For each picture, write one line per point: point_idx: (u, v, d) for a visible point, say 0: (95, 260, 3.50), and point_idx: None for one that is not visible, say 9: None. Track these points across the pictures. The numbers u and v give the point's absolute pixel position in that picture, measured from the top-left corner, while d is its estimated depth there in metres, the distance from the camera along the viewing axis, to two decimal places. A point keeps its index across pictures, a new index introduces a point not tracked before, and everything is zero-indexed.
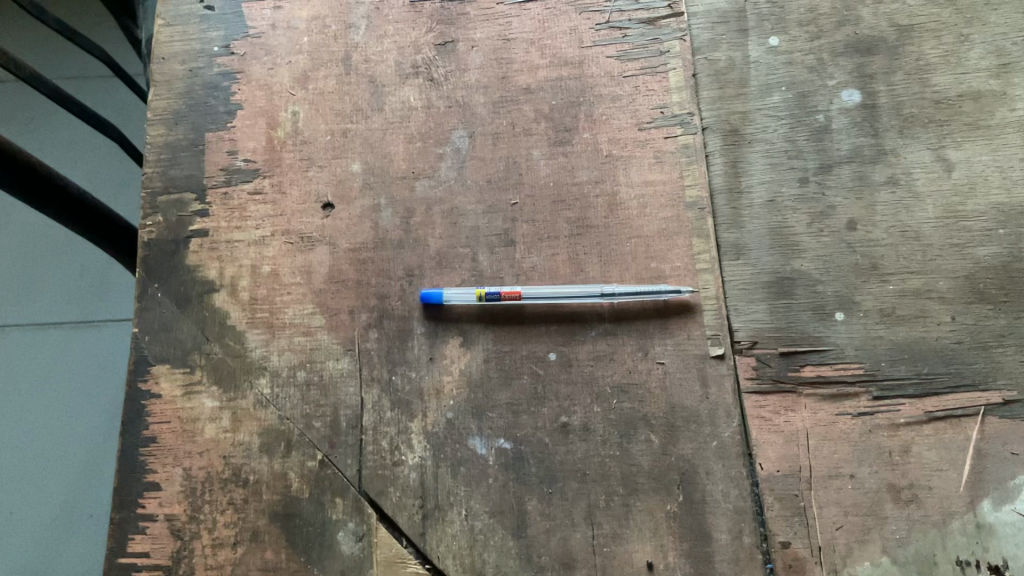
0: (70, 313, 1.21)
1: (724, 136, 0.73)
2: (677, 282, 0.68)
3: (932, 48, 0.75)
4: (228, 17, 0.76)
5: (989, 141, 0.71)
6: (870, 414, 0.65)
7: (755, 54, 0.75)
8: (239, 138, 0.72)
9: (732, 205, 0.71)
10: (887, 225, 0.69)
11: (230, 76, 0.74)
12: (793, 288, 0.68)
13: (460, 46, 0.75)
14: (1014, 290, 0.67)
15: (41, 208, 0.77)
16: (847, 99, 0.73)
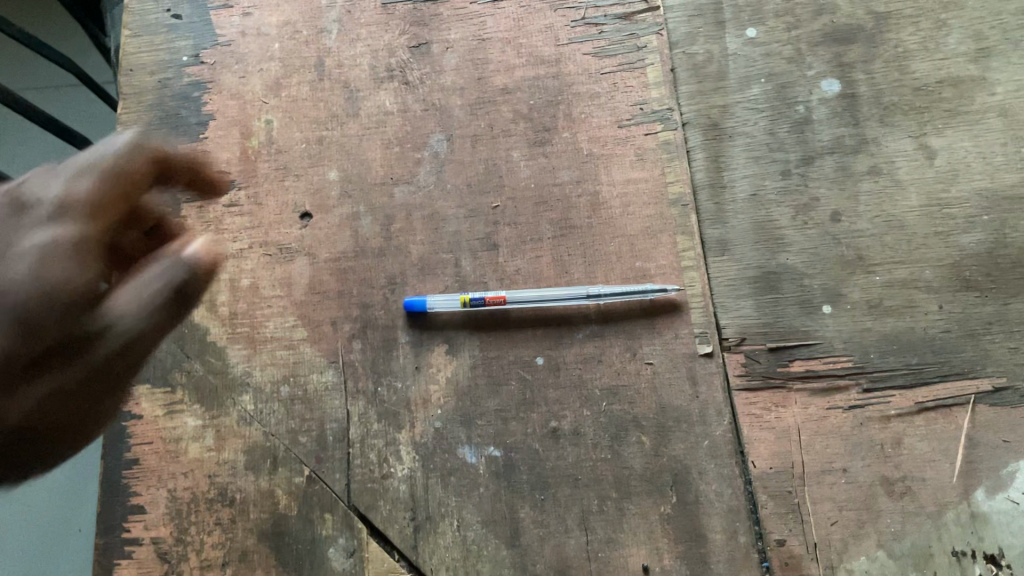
0: None
1: (705, 130, 0.72)
2: (663, 280, 0.68)
3: (910, 34, 0.74)
4: (197, 26, 0.75)
5: (970, 126, 0.71)
6: (861, 407, 0.64)
7: (733, 47, 0.74)
8: (212, 149, 0.71)
9: (715, 201, 0.70)
10: (871, 215, 0.69)
11: (201, 86, 0.73)
12: (779, 283, 0.67)
13: (435, 47, 0.74)
14: (1000, 276, 0.67)
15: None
16: (826, 89, 0.73)
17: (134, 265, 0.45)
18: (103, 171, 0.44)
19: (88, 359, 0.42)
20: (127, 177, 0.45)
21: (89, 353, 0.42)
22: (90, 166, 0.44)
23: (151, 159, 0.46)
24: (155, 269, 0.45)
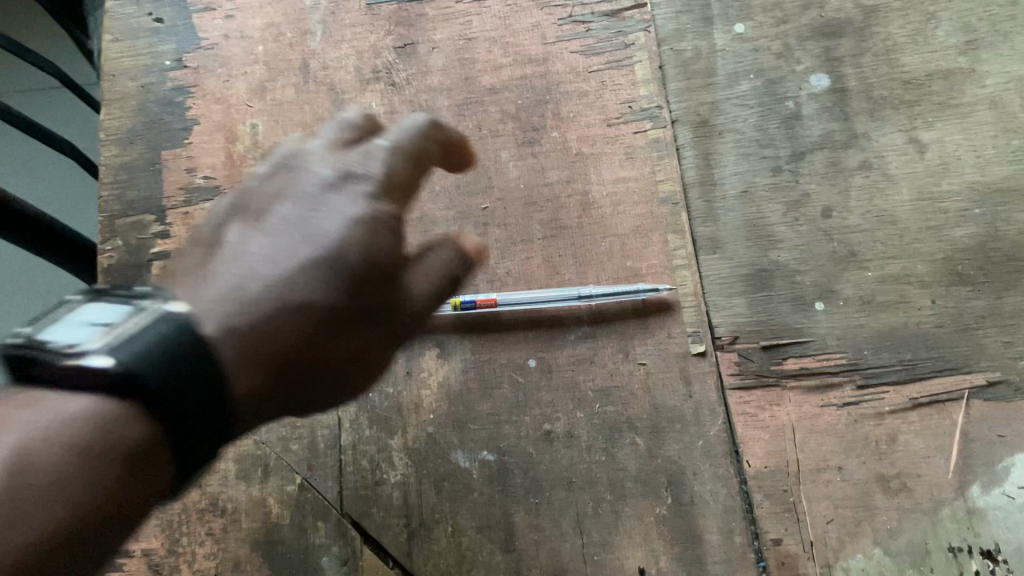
0: None
1: (694, 127, 0.72)
2: (655, 280, 0.67)
3: (899, 27, 0.74)
4: (179, 30, 0.74)
5: (960, 119, 0.71)
6: (855, 404, 0.64)
7: (722, 42, 0.74)
8: (197, 154, 0.70)
9: (705, 198, 0.70)
10: (863, 210, 0.69)
11: (185, 90, 0.72)
12: (771, 280, 0.67)
13: (421, 48, 0.73)
14: (993, 269, 0.66)
15: (15, 241, 0.74)
16: (816, 84, 0.72)
17: (417, 249, 0.50)
18: (401, 134, 0.50)
19: (364, 311, 0.47)
20: (419, 155, 0.50)
21: (378, 307, 0.47)
22: (397, 133, 0.50)
23: (435, 140, 0.52)
24: (433, 254, 0.49)
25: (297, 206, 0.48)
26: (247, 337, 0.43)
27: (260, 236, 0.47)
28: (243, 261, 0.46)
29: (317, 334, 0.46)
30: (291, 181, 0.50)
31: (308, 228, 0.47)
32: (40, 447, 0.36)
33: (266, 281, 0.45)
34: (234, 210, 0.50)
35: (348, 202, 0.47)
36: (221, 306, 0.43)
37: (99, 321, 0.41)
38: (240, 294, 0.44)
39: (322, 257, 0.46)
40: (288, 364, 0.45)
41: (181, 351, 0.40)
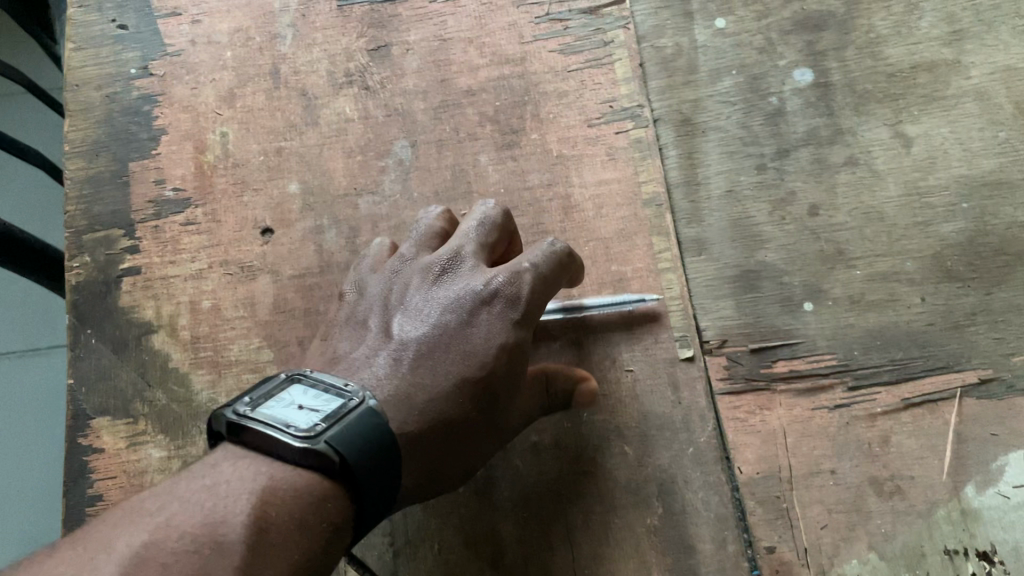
0: (17, 341, 1.20)
1: (677, 126, 0.70)
2: (640, 284, 0.66)
3: (882, 19, 0.73)
4: (144, 36, 0.72)
5: (946, 112, 0.70)
6: (846, 406, 0.62)
7: (702, 38, 0.73)
8: (165, 166, 0.68)
9: (690, 199, 0.68)
10: (850, 207, 0.67)
11: (151, 99, 0.70)
12: (759, 281, 0.66)
13: (395, 50, 0.71)
14: (983, 264, 0.65)
15: None
16: (799, 79, 0.71)
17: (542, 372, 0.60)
18: (542, 259, 0.57)
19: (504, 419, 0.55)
20: (554, 278, 0.58)
21: (509, 414, 0.56)
22: (535, 259, 0.57)
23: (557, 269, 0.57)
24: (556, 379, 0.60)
25: (453, 311, 0.56)
26: (415, 437, 0.51)
27: (412, 333, 0.55)
28: (397, 355, 0.54)
29: (463, 436, 0.53)
30: (445, 285, 0.57)
31: (462, 337, 0.54)
32: (273, 508, 0.43)
33: (418, 371, 0.53)
34: (394, 300, 0.58)
35: (498, 320, 0.55)
36: (394, 404, 0.51)
37: (309, 404, 0.49)
38: (409, 396, 0.52)
39: (474, 369, 0.53)
40: (437, 464, 0.52)
41: (377, 440, 0.47)
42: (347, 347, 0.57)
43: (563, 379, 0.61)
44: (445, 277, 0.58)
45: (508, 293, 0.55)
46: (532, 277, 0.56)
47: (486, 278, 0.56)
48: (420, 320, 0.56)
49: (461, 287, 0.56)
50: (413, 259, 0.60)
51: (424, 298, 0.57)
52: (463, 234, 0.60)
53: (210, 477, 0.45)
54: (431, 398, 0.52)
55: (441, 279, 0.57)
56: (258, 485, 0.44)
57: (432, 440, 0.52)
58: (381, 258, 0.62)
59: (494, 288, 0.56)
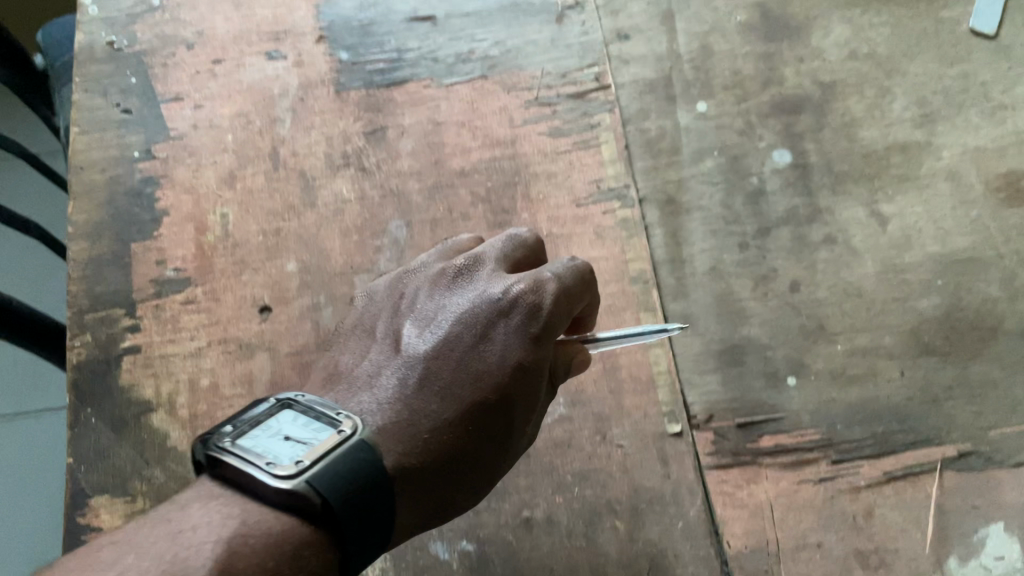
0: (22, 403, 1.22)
1: (662, 205, 0.73)
2: (629, 359, 0.68)
3: (856, 102, 0.76)
4: (147, 120, 0.74)
5: (920, 191, 0.73)
6: (831, 479, 0.64)
7: (685, 121, 0.76)
8: (167, 246, 0.70)
9: (676, 275, 0.70)
10: (829, 284, 0.70)
11: (154, 181, 0.72)
12: (743, 356, 0.68)
13: (390, 132, 0.74)
14: (958, 338, 0.68)
15: None
16: (778, 160, 0.74)
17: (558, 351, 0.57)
18: (567, 271, 0.55)
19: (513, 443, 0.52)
20: (576, 293, 0.56)
21: (521, 437, 0.53)
22: (558, 271, 0.55)
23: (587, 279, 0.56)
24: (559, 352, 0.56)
25: (465, 324, 0.54)
26: (415, 464, 0.49)
27: (423, 345, 0.54)
28: (404, 372, 0.53)
29: (467, 463, 0.51)
30: (460, 293, 0.56)
31: (473, 355, 0.53)
32: (242, 557, 0.41)
33: (426, 392, 0.52)
34: (406, 309, 0.57)
35: (513, 335, 0.53)
36: (389, 433, 0.49)
37: (297, 435, 0.47)
38: (408, 420, 0.50)
39: (485, 391, 0.52)
40: (438, 493, 0.50)
41: (366, 474, 0.45)
42: (353, 359, 0.56)
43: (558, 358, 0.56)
44: (461, 284, 0.57)
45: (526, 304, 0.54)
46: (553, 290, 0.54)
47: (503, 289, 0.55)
48: (428, 329, 0.55)
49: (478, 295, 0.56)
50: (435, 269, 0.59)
51: (436, 306, 0.57)
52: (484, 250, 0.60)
53: (177, 523, 0.43)
54: (430, 423, 0.50)
55: (458, 290, 0.57)
56: (228, 531, 0.42)
57: (430, 470, 0.50)
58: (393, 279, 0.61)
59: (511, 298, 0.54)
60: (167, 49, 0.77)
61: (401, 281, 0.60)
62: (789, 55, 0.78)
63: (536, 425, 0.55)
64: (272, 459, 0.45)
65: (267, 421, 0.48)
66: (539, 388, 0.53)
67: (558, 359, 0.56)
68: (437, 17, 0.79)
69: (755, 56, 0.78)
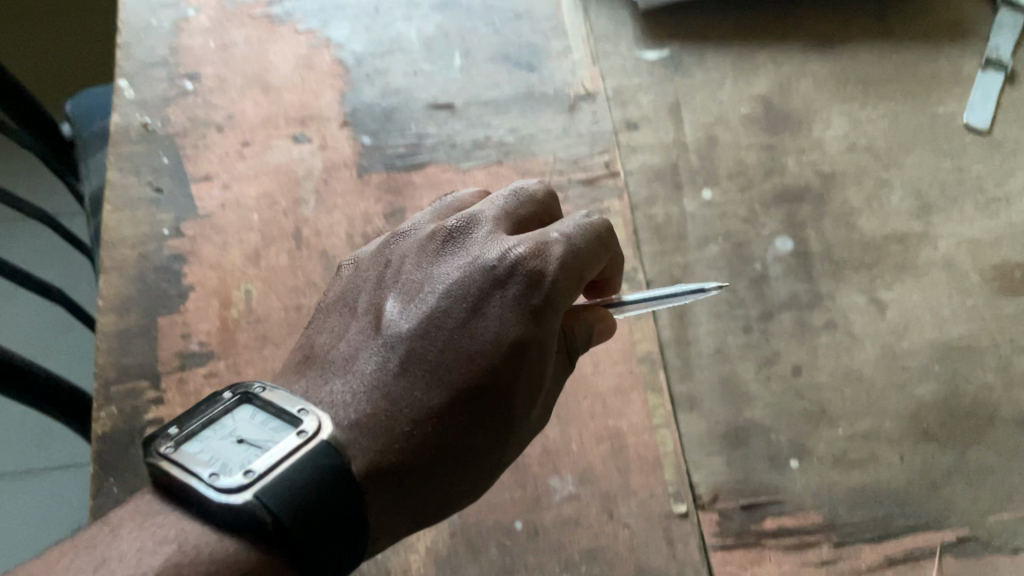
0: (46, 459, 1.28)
1: (669, 289, 0.76)
2: (636, 438, 0.70)
3: (855, 193, 0.79)
4: (177, 199, 0.77)
5: (917, 280, 0.75)
6: (833, 563, 0.65)
7: (691, 208, 0.79)
8: (192, 320, 0.72)
9: (682, 357, 0.73)
10: (830, 368, 0.72)
11: (182, 258, 0.75)
12: (747, 438, 0.70)
13: (409, 214, 0.77)
14: (956, 425, 0.70)
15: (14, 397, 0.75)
16: (781, 247, 0.77)
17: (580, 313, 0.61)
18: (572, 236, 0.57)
19: (515, 426, 0.53)
20: (587, 257, 0.57)
21: (523, 421, 0.54)
22: (565, 232, 0.57)
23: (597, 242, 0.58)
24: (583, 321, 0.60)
25: (453, 299, 0.55)
26: (400, 459, 0.50)
27: (408, 322, 0.54)
28: (386, 358, 0.53)
29: (460, 450, 0.52)
30: (449, 263, 0.56)
31: (461, 334, 0.53)
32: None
33: (411, 380, 0.52)
34: (391, 282, 0.58)
35: (510, 309, 0.53)
36: (364, 432, 0.51)
37: (253, 439, 0.48)
38: (390, 410, 0.52)
39: (477, 372, 0.52)
40: (430, 487, 0.51)
41: (321, 480, 0.46)
42: (332, 340, 0.57)
43: (583, 324, 0.60)
44: (454, 250, 0.57)
45: (522, 276, 0.54)
46: (555, 256, 0.55)
47: (494, 261, 0.55)
48: (412, 304, 0.55)
49: (467, 266, 0.56)
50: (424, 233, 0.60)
51: (424, 276, 0.57)
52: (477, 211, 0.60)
53: (102, 549, 0.45)
54: (414, 411, 0.52)
55: (446, 259, 0.57)
56: (160, 559, 0.44)
57: (416, 462, 0.51)
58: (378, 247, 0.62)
59: (505, 270, 0.55)
60: (198, 132, 0.81)
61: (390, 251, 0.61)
62: (791, 146, 0.82)
63: (549, 394, 0.58)
64: (219, 470, 0.46)
65: (225, 420, 0.50)
66: (544, 363, 0.54)
67: (587, 324, 0.60)
68: (455, 104, 0.83)
69: (758, 147, 0.82)
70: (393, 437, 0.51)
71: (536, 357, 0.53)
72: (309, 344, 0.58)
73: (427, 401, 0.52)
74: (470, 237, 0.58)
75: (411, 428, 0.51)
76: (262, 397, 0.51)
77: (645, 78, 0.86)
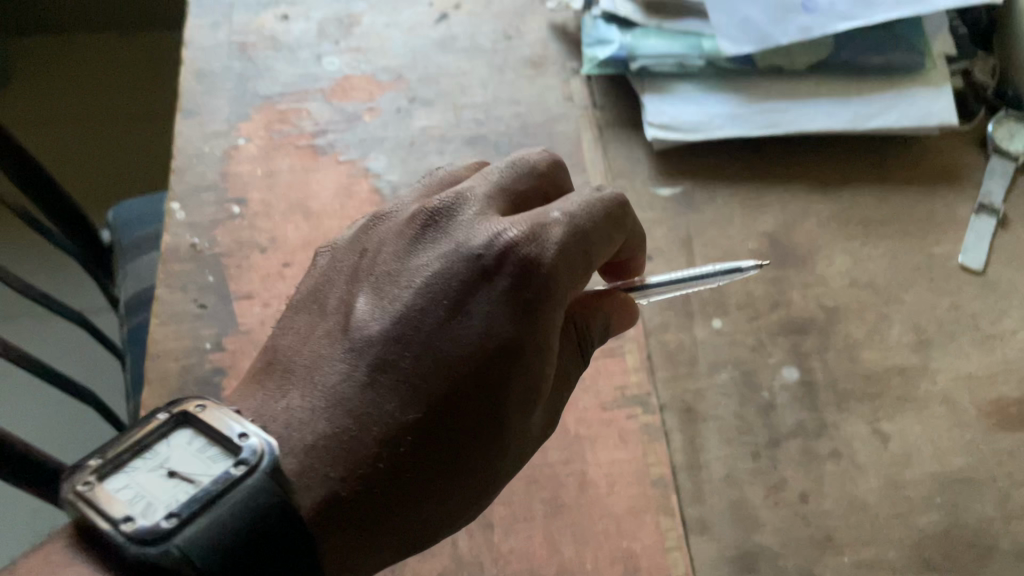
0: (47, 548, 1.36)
1: (680, 413, 0.79)
2: (649, 559, 0.72)
3: (858, 326, 0.84)
4: (221, 314, 0.83)
5: (918, 412, 0.79)
6: None
7: (702, 336, 0.84)
8: None
9: (693, 479, 0.76)
10: (836, 496, 0.75)
11: (222, 371, 0.79)
12: (756, 563, 0.72)
13: None
14: (957, 556, 0.72)
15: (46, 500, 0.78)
16: (787, 376, 0.81)
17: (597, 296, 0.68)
18: (574, 214, 0.62)
19: (505, 420, 0.58)
20: (587, 232, 0.62)
21: (513, 427, 0.59)
22: (564, 211, 0.62)
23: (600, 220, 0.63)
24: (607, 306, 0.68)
25: (430, 295, 0.59)
26: (370, 473, 0.56)
27: (385, 319, 0.59)
28: (358, 363, 0.58)
29: (442, 454, 0.57)
30: (428, 254, 0.61)
31: (441, 332, 0.58)
32: None
33: (386, 389, 0.57)
34: (367, 275, 0.63)
35: (492, 304, 0.58)
36: (328, 453, 0.56)
37: (183, 475, 0.51)
38: (356, 424, 0.57)
39: (457, 370, 0.57)
40: (410, 491, 0.57)
41: (250, 523, 0.49)
42: (306, 336, 0.62)
43: (605, 313, 0.67)
44: (432, 239, 0.62)
45: (514, 262, 0.59)
46: (554, 240, 0.60)
47: (483, 246, 0.60)
48: (385, 300, 0.60)
49: (448, 255, 0.60)
50: (404, 218, 0.65)
51: (400, 266, 0.62)
52: (461, 192, 0.65)
53: None
54: (383, 423, 0.56)
55: (424, 248, 0.62)
56: None
57: (390, 472, 0.56)
58: (356, 236, 0.66)
59: (493, 258, 0.59)
60: (243, 253, 0.87)
61: (368, 236, 0.66)
62: (796, 281, 0.87)
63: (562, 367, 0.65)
64: (140, 510, 0.49)
65: (159, 448, 0.53)
66: (537, 352, 0.58)
67: (607, 309, 0.67)
68: None
69: (766, 280, 0.87)
70: (366, 447, 0.56)
71: (532, 351, 0.58)
72: (273, 348, 0.63)
73: (401, 401, 0.57)
74: (453, 222, 0.63)
75: (383, 433, 0.56)
76: (201, 421, 0.54)
77: (659, 212, 0.92)
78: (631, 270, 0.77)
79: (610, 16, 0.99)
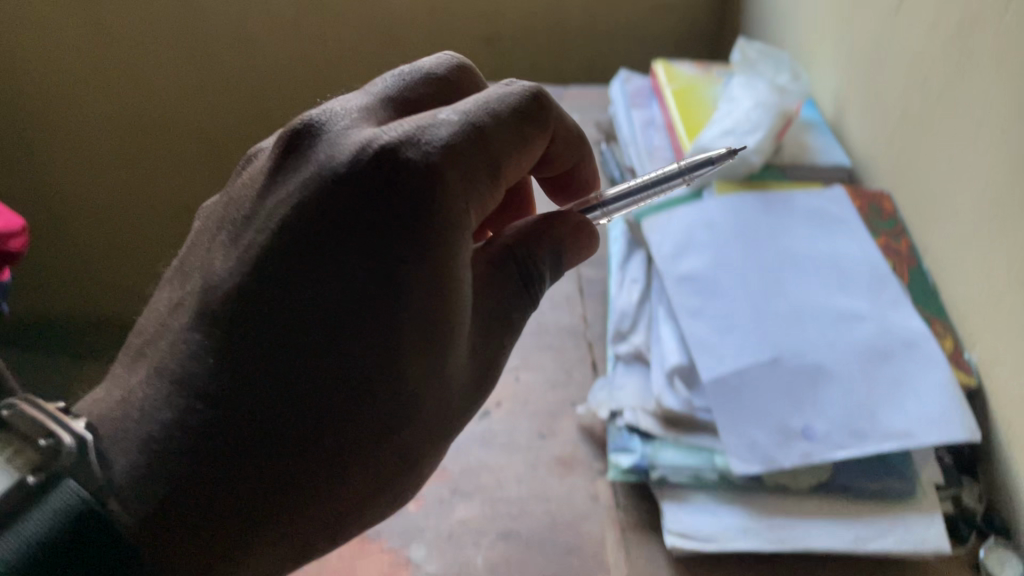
0: None
1: None
2: None
3: None
4: None
5: None
6: None
7: None
8: None
9: None
10: None
11: None
12: None
13: None
14: None
15: None
16: None
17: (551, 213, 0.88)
18: (456, 116, 0.75)
19: (379, 303, 0.71)
20: (484, 131, 0.75)
21: (394, 319, 0.71)
22: (449, 114, 0.75)
23: (491, 116, 0.76)
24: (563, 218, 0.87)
25: (299, 211, 0.72)
26: (227, 410, 0.69)
27: (242, 261, 0.73)
28: (210, 313, 0.73)
29: (308, 359, 0.70)
30: (299, 179, 0.74)
31: (302, 250, 0.71)
32: None
33: (239, 324, 0.71)
34: (238, 220, 0.77)
35: (361, 212, 0.71)
36: (175, 430, 0.70)
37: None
38: (198, 403, 0.70)
39: (320, 280, 0.70)
40: (283, 403, 0.69)
41: (60, 532, 0.57)
42: (190, 280, 0.78)
43: (564, 224, 0.87)
44: (296, 175, 0.75)
45: (386, 160, 0.71)
46: (433, 137, 0.73)
47: (347, 154, 0.73)
48: (239, 246, 0.75)
49: (312, 177, 0.73)
50: (268, 165, 0.79)
51: (267, 203, 0.75)
52: (330, 111, 0.80)
53: None
54: (228, 381, 0.70)
55: (289, 179, 0.75)
56: None
57: (250, 404, 0.69)
58: (231, 192, 0.82)
59: (360, 162, 0.72)
60: None
61: (245, 181, 0.82)
62: None
63: (497, 282, 0.82)
64: None
65: None
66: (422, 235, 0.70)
67: (564, 223, 0.87)
68: None
69: None
70: (204, 411, 0.70)
71: (414, 235, 0.70)
72: (137, 327, 0.82)
73: (241, 349, 0.70)
74: (318, 136, 0.77)
75: (227, 378, 0.70)
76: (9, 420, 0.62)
77: None
78: (586, 187, 1.01)
79: (632, 426, 1.13)
